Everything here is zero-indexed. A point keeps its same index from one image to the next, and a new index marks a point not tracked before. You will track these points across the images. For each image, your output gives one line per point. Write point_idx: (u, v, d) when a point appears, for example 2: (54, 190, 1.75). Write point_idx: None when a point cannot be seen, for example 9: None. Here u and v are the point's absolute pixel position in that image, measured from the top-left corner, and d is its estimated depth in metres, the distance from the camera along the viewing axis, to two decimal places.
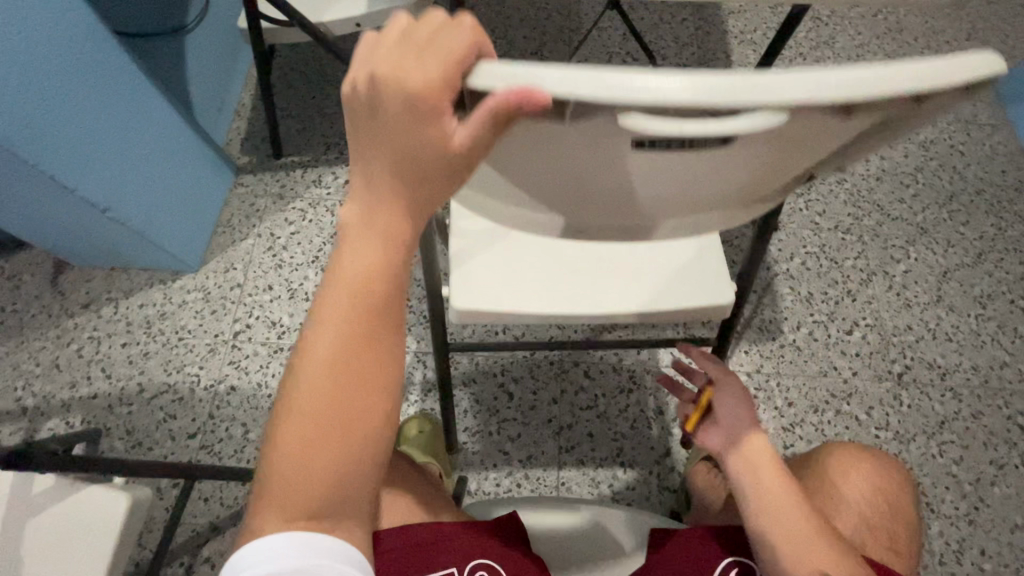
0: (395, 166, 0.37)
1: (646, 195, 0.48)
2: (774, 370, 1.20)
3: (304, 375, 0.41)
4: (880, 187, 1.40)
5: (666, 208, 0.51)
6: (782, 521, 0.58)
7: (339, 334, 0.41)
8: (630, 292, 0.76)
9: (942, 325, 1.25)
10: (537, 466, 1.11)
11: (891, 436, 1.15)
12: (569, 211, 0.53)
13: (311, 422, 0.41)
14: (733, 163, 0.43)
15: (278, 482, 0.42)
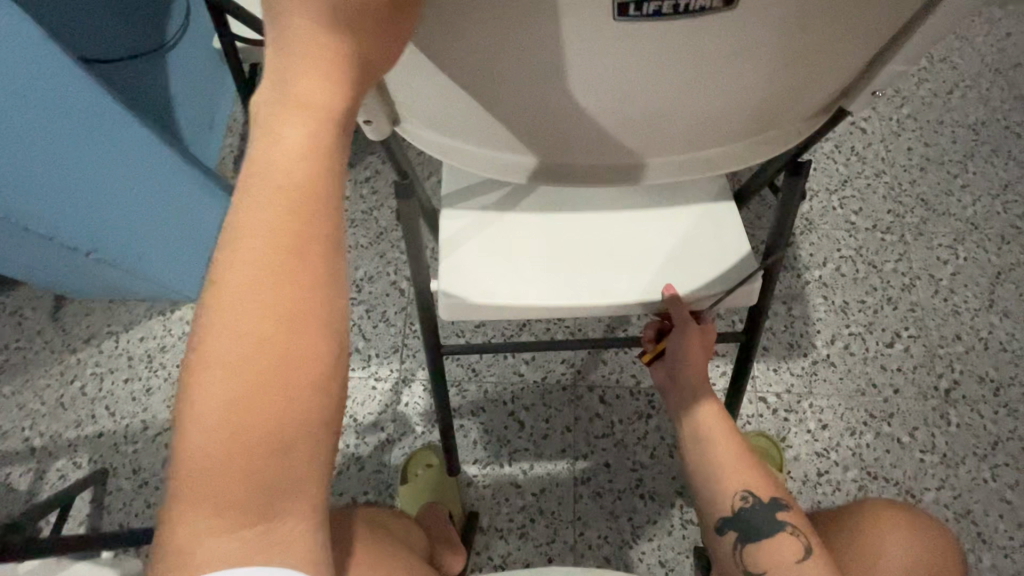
0: (308, 37, 0.31)
1: (623, 102, 0.43)
2: (806, 389, 1.11)
3: (216, 314, 0.33)
4: (924, 179, 1.26)
5: (643, 128, 0.46)
6: (714, 458, 0.71)
7: (255, 259, 0.33)
8: (639, 279, 0.67)
9: (995, 334, 1.14)
10: (551, 500, 1.06)
11: (937, 459, 1.06)
12: (538, 137, 0.48)
13: (239, 344, 0.33)
14: (715, 52, 0.38)
15: (201, 448, 0.35)
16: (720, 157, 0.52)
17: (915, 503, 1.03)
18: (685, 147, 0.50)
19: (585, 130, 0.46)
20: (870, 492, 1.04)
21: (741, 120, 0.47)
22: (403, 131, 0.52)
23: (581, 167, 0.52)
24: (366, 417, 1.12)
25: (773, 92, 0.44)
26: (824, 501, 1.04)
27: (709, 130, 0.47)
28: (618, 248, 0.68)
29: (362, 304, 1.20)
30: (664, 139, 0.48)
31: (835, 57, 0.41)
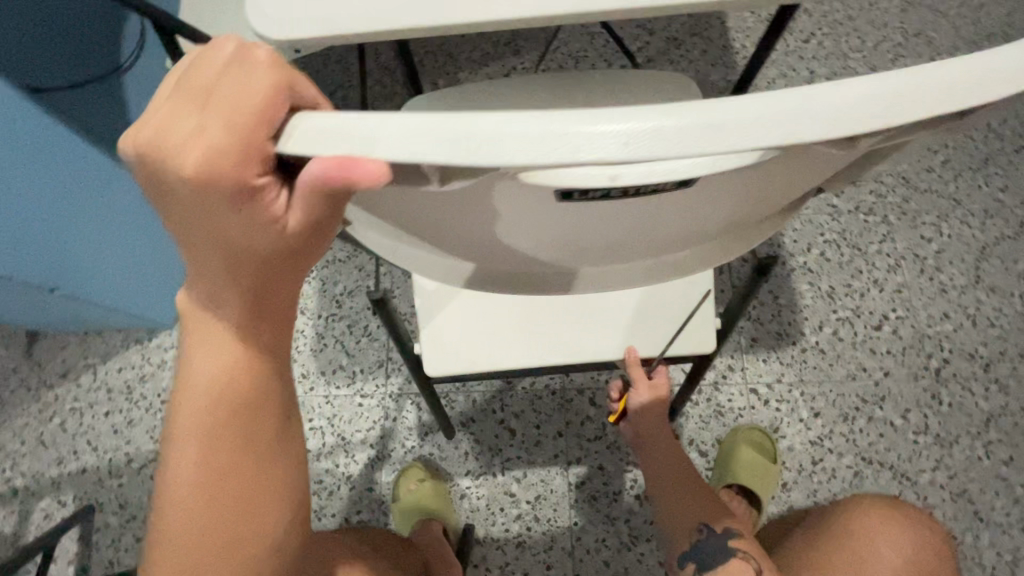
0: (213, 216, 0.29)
1: (567, 239, 0.43)
2: (797, 378, 1.10)
3: (186, 407, 0.38)
4: (905, 156, 1.25)
5: (584, 253, 0.47)
6: (673, 502, 0.82)
7: (218, 365, 0.37)
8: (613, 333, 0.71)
9: (982, 310, 1.13)
10: (547, 507, 1.04)
11: (931, 441, 1.05)
12: (483, 259, 0.48)
13: (201, 501, 0.39)
14: (660, 216, 0.38)
15: (184, 518, 0.40)
16: (672, 262, 0.52)
17: (910, 486, 1.03)
18: (629, 265, 0.51)
19: (528, 255, 0.47)
20: (865, 477, 1.04)
21: (684, 244, 0.47)
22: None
23: (528, 275, 0.53)
24: (354, 435, 1.10)
25: (714, 232, 0.45)
26: (820, 490, 1.03)
27: (653, 251, 0.48)
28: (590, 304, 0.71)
29: (344, 320, 1.18)
30: (608, 257, 0.48)
31: (772, 205, 0.42)
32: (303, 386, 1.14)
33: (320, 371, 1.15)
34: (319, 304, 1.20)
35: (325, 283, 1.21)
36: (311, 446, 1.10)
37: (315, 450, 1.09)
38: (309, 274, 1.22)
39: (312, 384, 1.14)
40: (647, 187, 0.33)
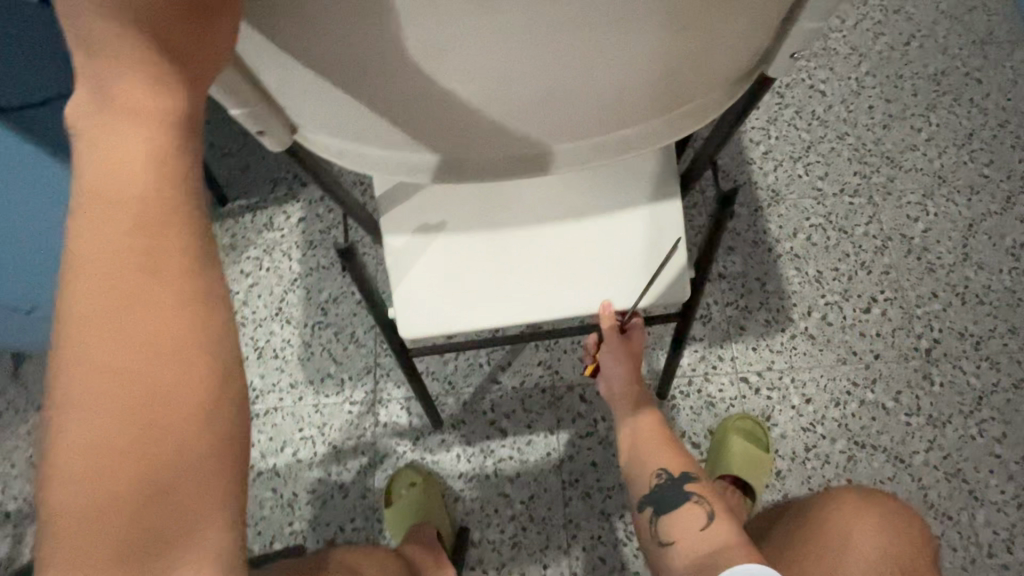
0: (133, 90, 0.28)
1: (519, 93, 0.41)
2: (787, 365, 1.09)
3: (73, 344, 0.28)
4: (888, 136, 1.24)
5: (548, 117, 0.45)
6: (637, 449, 0.87)
7: (120, 251, 0.28)
8: (583, 289, 0.69)
9: (971, 287, 1.12)
10: (541, 505, 1.04)
11: (923, 421, 1.05)
12: (446, 136, 0.47)
13: (111, 366, 0.28)
14: (603, 41, 0.36)
15: (71, 508, 0.29)
16: (640, 137, 0.50)
17: (904, 468, 1.03)
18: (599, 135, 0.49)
19: (489, 119, 0.44)
20: (859, 461, 1.03)
21: (651, 99, 0.45)
22: (302, 138, 0.49)
23: (497, 159, 0.51)
24: (345, 442, 1.10)
25: (677, 75, 0.42)
26: (814, 476, 1.03)
27: (617, 110, 0.46)
28: (558, 254, 0.69)
29: (330, 327, 1.17)
30: (573, 124, 0.46)
31: (730, 35, 0.39)
32: (292, 396, 1.13)
33: (309, 380, 1.14)
34: (304, 312, 1.19)
35: (310, 291, 1.20)
36: (303, 455, 1.09)
37: (307, 459, 1.09)
38: (293, 283, 1.21)
39: (301, 394, 1.13)
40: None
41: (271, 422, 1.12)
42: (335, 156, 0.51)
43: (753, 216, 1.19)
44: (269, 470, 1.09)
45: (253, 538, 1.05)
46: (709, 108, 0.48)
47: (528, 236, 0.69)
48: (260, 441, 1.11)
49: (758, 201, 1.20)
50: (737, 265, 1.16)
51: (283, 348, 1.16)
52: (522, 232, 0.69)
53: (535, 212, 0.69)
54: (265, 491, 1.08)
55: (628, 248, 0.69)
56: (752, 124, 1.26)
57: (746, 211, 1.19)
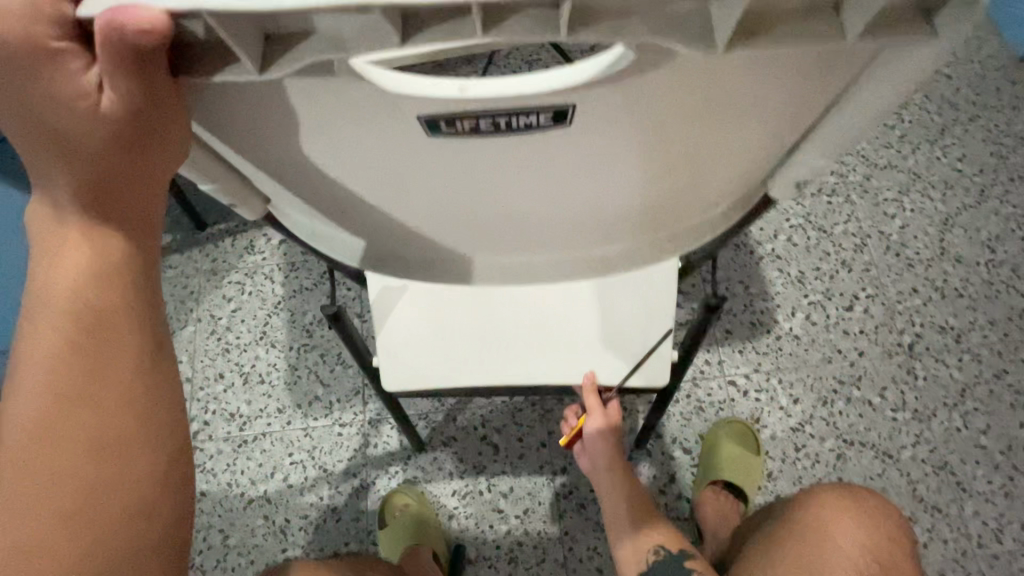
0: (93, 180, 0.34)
1: (480, 194, 0.40)
2: (774, 367, 1.10)
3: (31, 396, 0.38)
4: (862, 135, 1.26)
5: (512, 219, 0.44)
6: (626, 522, 0.84)
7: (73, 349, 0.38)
8: (568, 358, 0.69)
9: (950, 281, 1.14)
10: (537, 520, 1.04)
11: (909, 416, 1.06)
12: (395, 228, 0.47)
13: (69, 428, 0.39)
14: (577, 179, 0.38)
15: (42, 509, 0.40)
16: (617, 255, 0.51)
17: (893, 464, 1.04)
18: (562, 243, 0.49)
19: (442, 203, 0.42)
20: (848, 459, 1.04)
21: (628, 220, 0.45)
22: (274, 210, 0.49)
23: (454, 253, 0.50)
24: (336, 465, 1.09)
25: (657, 202, 0.43)
26: (805, 476, 1.04)
27: (590, 224, 0.46)
28: (548, 321, 0.68)
29: (316, 349, 1.16)
30: (529, 226, 0.45)
31: (717, 171, 0.41)
32: (280, 421, 1.12)
33: (296, 404, 1.13)
34: (289, 335, 1.18)
35: (294, 313, 1.19)
36: (294, 480, 1.08)
37: (297, 484, 1.07)
38: (277, 305, 1.20)
39: (289, 418, 1.12)
40: (522, 118, 0.31)
41: (260, 449, 1.10)
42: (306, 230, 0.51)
43: None
44: (259, 498, 1.07)
45: (246, 567, 1.03)
46: (689, 235, 0.50)
47: (520, 299, 0.68)
48: (249, 468, 1.09)
49: None
50: (720, 269, 1.17)
51: (269, 373, 1.15)
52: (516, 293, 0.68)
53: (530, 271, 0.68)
54: (255, 519, 1.06)
55: (619, 321, 0.68)
56: None
57: None
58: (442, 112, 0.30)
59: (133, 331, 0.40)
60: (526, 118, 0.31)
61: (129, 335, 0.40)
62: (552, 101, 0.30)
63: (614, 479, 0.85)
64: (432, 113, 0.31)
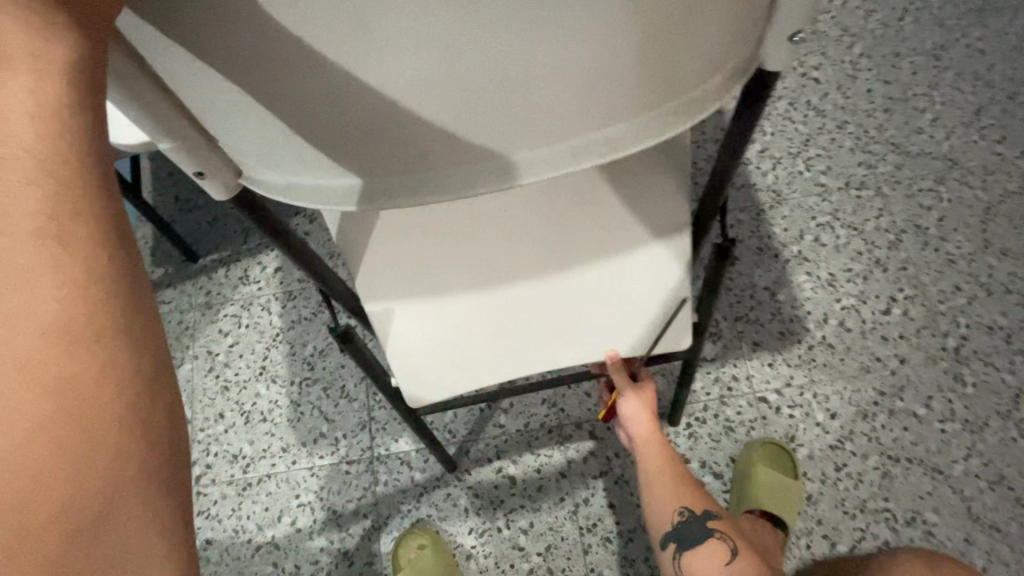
0: (36, 99, 0.27)
1: (469, 28, 0.28)
2: (807, 379, 1.02)
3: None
4: (891, 121, 1.16)
5: (499, 81, 0.33)
6: (658, 489, 0.80)
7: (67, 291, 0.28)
8: (590, 339, 0.68)
9: (996, 277, 1.05)
10: (560, 556, 0.97)
11: (959, 427, 0.98)
12: (372, 128, 0.36)
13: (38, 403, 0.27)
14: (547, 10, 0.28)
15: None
16: (622, 137, 0.40)
17: (945, 480, 0.95)
18: (571, 126, 0.38)
19: (428, 68, 0.31)
20: (895, 477, 0.96)
21: (624, 65, 0.34)
22: (248, 181, 0.43)
23: (460, 167, 0.40)
24: (346, 505, 1.03)
25: (655, 25, 0.32)
26: (848, 498, 0.96)
27: (581, 84, 0.34)
28: (561, 308, 0.67)
29: (318, 383, 1.10)
30: (521, 98, 0.34)
31: None
32: (285, 461, 1.06)
33: (301, 442, 1.07)
34: (290, 369, 1.12)
35: (294, 345, 1.13)
36: (302, 524, 1.02)
37: (306, 527, 1.02)
38: (276, 338, 1.14)
39: (294, 458, 1.06)
40: None
41: (264, 492, 1.05)
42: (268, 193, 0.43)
43: (755, 221, 1.12)
44: (267, 544, 1.02)
45: None
46: (708, 97, 0.39)
47: (525, 287, 0.66)
48: (255, 512, 1.04)
49: (759, 204, 1.13)
50: (743, 275, 1.09)
51: (270, 410, 1.10)
52: (520, 282, 0.66)
53: (530, 254, 0.65)
54: (264, 567, 1.01)
55: (632, 294, 0.66)
56: None
57: (747, 216, 1.12)
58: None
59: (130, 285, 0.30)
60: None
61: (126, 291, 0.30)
62: None
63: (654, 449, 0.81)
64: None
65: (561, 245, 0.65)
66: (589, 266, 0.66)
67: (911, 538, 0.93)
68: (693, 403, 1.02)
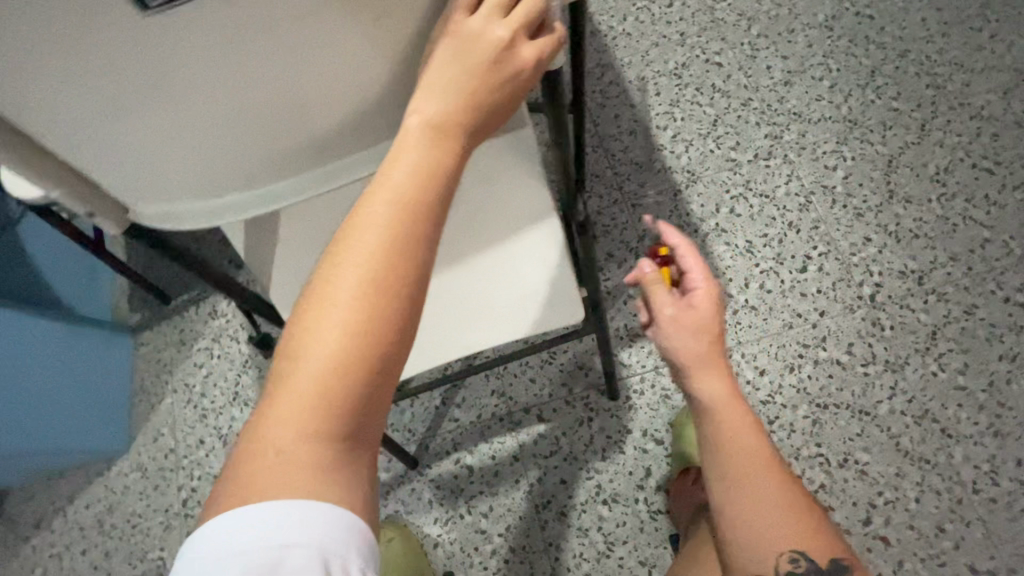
0: (425, 160, 0.40)
1: (259, 85, 0.40)
2: (734, 342, 1.08)
3: (315, 320, 0.38)
4: (792, 92, 1.24)
5: (303, 126, 0.45)
6: (762, 491, 0.58)
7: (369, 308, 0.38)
8: (485, 325, 0.73)
9: (903, 224, 1.11)
10: (519, 534, 1.04)
11: (881, 368, 1.03)
12: (222, 176, 0.47)
13: (340, 367, 0.37)
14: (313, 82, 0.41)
15: (273, 448, 0.37)
16: None
17: (871, 420, 1.01)
18: (377, 136, 0.49)
19: (241, 121, 0.42)
20: (825, 423, 1.02)
21: (393, 87, 0.45)
22: (135, 217, 0.51)
23: (293, 178, 0.50)
24: None
25: (403, 53, 0.42)
26: (783, 448, 1.01)
27: (366, 106, 0.46)
28: (460, 298, 0.73)
29: None
30: (324, 125, 0.46)
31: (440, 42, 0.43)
32: None
33: None
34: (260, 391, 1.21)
35: (262, 369, 1.22)
36: None
37: None
38: (245, 364, 1.23)
39: None
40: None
41: None
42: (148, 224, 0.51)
43: (673, 201, 1.19)
44: None
45: None
46: None
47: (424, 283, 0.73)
48: None
49: (675, 185, 1.20)
50: None
51: None
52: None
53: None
54: None
55: (519, 276, 0.72)
56: (656, 112, 1.26)
57: (666, 198, 1.19)
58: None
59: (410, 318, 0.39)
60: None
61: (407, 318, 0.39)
62: None
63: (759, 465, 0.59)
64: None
65: (448, 242, 0.72)
66: (475, 257, 0.72)
67: (845, 478, 0.98)
68: (629, 377, 1.10)
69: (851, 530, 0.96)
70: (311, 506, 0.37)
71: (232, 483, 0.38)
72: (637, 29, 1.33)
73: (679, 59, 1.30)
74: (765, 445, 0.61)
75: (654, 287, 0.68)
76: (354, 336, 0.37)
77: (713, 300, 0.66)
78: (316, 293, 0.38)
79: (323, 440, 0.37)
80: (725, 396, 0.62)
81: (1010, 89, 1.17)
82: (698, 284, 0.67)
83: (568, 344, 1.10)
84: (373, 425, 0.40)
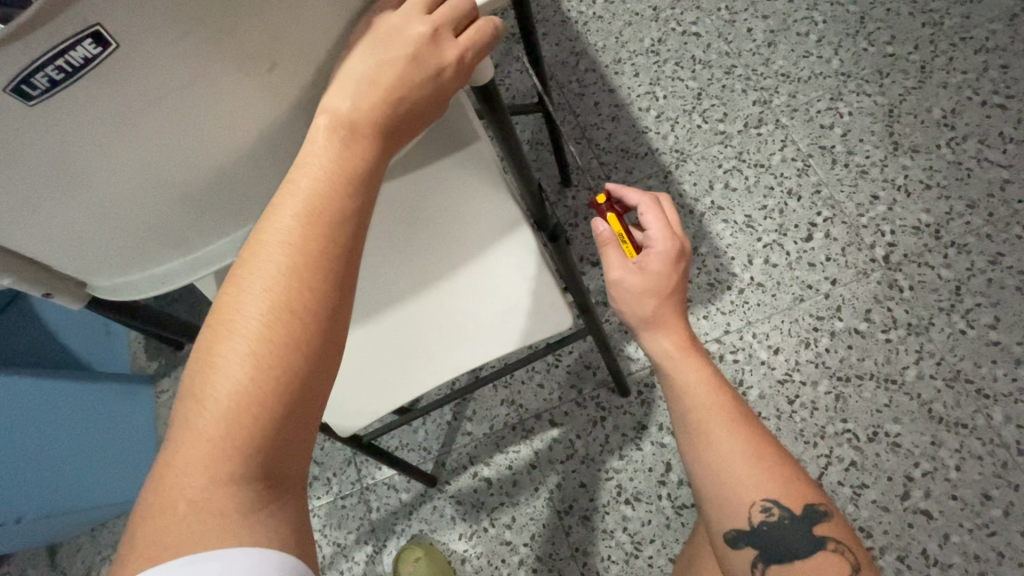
0: (340, 164, 0.40)
1: (162, 150, 0.38)
2: (743, 322, 1.04)
3: (228, 343, 0.35)
4: (777, 52, 1.17)
5: (218, 178, 0.44)
6: (720, 442, 0.56)
7: (288, 329, 0.36)
8: (463, 342, 0.70)
9: (911, 176, 1.04)
10: (544, 543, 1.02)
11: (904, 332, 0.97)
12: (154, 238, 0.47)
13: (259, 397, 0.34)
14: (219, 133, 0.40)
15: (183, 496, 0.32)
16: None
17: (899, 389, 0.95)
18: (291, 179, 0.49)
19: (152, 188, 0.41)
20: (849, 397, 0.97)
21: (298, 129, 0.44)
22: (93, 290, 0.52)
23: (219, 232, 0.50)
24: (348, 537, 1.10)
25: (306, 97, 0.42)
26: (806, 428, 0.97)
27: (275, 151, 0.45)
28: (438, 318, 0.70)
29: None
30: (242, 175, 0.45)
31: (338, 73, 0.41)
32: None
33: None
34: None
35: None
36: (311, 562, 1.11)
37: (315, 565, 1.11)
38: None
39: None
40: (42, 75, 0.29)
41: None
42: (109, 296, 0.52)
43: (664, 183, 1.14)
44: None
45: None
46: None
47: (400, 309, 0.71)
48: None
49: (665, 167, 1.15)
50: None
51: None
52: (395, 304, 0.71)
53: (393, 279, 0.70)
54: None
55: (495, 288, 0.69)
56: (636, 94, 1.21)
57: (656, 181, 1.15)
58: (10, 75, 0.28)
59: (333, 334, 0.38)
60: (73, 52, 0.29)
61: (331, 335, 0.38)
62: (61, 43, 0.28)
63: (721, 408, 0.57)
64: (8, 81, 0.29)
65: (419, 265, 0.70)
66: (447, 274, 0.70)
67: (876, 453, 0.93)
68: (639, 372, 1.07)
69: (889, 507, 0.90)
70: (233, 556, 0.31)
71: (137, 551, 0.32)
72: (608, 10, 1.29)
73: (654, 35, 1.24)
74: (723, 395, 0.58)
75: (608, 248, 0.62)
76: (272, 361, 0.35)
77: (668, 256, 0.59)
78: (225, 315, 0.36)
79: (241, 474, 0.33)
80: (675, 350, 0.60)
81: (1016, 15, 1.09)
82: (655, 240, 0.60)
83: (571, 345, 1.09)
84: (298, 455, 0.36)
